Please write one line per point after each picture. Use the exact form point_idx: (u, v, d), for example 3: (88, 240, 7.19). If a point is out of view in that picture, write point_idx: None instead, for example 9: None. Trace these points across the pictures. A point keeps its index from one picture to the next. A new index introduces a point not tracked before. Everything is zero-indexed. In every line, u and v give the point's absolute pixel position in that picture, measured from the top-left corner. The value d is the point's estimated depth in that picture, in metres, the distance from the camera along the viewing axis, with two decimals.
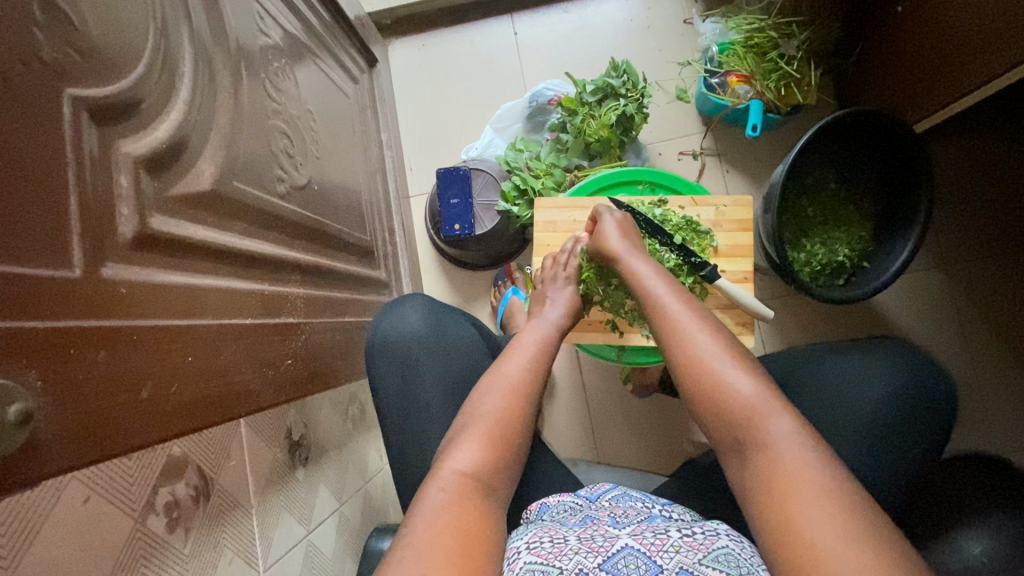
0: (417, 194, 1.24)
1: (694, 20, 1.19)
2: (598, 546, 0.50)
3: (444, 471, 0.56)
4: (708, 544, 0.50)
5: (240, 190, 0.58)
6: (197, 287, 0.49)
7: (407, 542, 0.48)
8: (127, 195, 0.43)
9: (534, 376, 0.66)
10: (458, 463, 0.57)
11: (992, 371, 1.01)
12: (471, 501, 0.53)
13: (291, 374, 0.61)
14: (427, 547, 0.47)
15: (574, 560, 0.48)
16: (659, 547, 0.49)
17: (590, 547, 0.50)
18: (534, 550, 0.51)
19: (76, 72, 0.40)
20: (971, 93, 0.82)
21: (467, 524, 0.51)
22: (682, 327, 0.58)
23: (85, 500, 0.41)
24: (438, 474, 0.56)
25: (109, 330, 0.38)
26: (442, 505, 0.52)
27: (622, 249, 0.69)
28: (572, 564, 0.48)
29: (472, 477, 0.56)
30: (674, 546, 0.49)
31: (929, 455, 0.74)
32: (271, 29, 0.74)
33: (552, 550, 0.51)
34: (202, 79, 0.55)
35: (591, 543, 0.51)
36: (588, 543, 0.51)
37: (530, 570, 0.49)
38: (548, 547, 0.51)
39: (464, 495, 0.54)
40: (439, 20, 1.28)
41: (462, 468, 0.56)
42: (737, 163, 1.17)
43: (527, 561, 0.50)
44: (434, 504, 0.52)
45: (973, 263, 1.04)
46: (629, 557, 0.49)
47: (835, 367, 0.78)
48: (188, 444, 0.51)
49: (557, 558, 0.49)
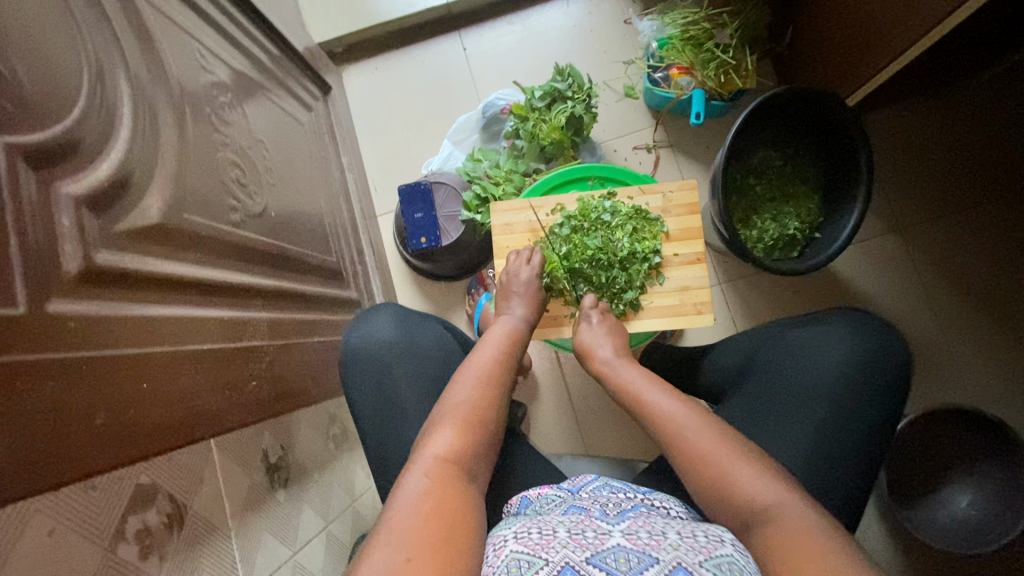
0: (384, 213, 1.26)
1: (633, 20, 1.24)
2: (588, 542, 0.49)
3: (423, 456, 0.57)
4: (710, 548, 0.49)
5: (191, 222, 0.60)
6: (152, 317, 0.50)
7: (388, 527, 0.49)
8: (69, 233, 0.44)
9: (502, 364, 0.69)
10: (437, 448, 0.58)
11: (955, 326, 1.04)
12: (451, 484, 0.55)
13: (255, 396, 0.63)
14: (404, 531, 0.48)
15: (562, 553, 0.47)
16: (655, 545, 0.48)
17: (580, 542, 0.49)
18: (521, 539, 0.51)
19: (9, 121, 0.42)
20: (888, 66, 0.87)
21: (447, 509, 0.52)
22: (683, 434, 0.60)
23: (50, 531, 0.42)
24: (418, 458, 0.57)
25: (62, 362, 0.40)
26: (424, 490, 0.53)
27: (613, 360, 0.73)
28: (560, 557, 0.47)
29: (450, 460, 0.57)
30: (671, 545, 0.49)
31: (895, 417, 0.73)
32: (216, 66, 0.76)
33: (540, 541, 0.50)
34: (143, 120, 0.57)
35: (582, 538, 0.50)
36: (578, 538, 0.50)
37: (516, 558, 0.49)
38: (537, 538, 0.51)
39: (445, 480, 0.55)
40: (389, 43, 1.31)
41: (442, 452, 0.58)
42: (690, 151, 1.21)
43: (514, 549, 0.50)
44: (412, 489, 0.53)
45: (923, 224, 1.07)
46: (620, 552, 0.47)
47: (795, 339, 0.78)
48: (157, 472, 0.52)
49: (544, 549, 0.49)
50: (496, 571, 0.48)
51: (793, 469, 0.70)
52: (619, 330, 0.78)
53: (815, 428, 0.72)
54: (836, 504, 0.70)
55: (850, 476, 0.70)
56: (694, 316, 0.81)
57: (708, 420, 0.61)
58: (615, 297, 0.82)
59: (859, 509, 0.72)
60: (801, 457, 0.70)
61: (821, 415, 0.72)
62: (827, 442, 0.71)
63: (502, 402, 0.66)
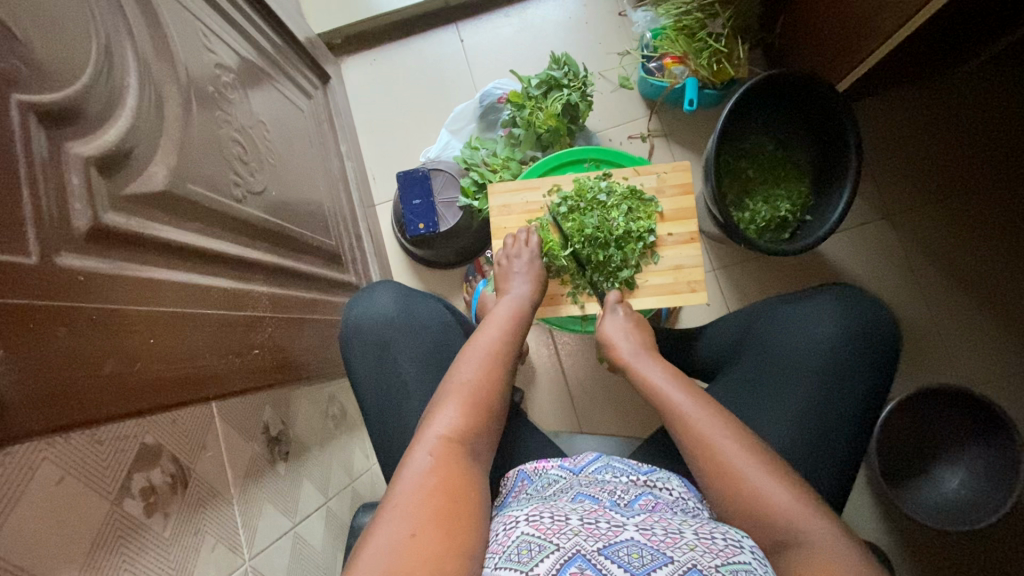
0: (382, 202, 1.28)
1: (627, 12, 1.26)
2: (601, 533, 0.50)
3: (429, 436, 0.58)
4: (727, 552, 0.49)
5: (194, 192, 0.61)
6: (158, 280, 0.51)
7: (395, 502, 0.51)
8: (79, 193, 0.45)
9: (507, 343, 0.71)
10: (440, 427, 0.59)
11: (944, 309, 1.06)
12: (455, 462, 0.56)
13: (257, 365, 0.64)
14: (413, 508, 0.50)
15: (574, 541, 0.48)
16: (669, 544, 0.49)
17: (593, 532, 0.50)
18: (534, 522, 0.52)
19: (22, 81, 0.43)
20: (875, 51, 0.90)
21: (454, 488, 0.53)
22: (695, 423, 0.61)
23: (59, 480, 0.43)
24: (423, 439, 0.58)
25: (70, 310, 0.40)
26: (429, 468, 0.54)
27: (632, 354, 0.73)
28: (571, 544, 0.48)
29: (454, 440, 0.58)
30: (687, 545, 0.49)
31: (882, 389, 0.75)
32: (218, 48, 0.78)
33: (552, 526, 0.51)
34: (148, 91, 0.58)
35: (595, 528, 0.51)
36: (591, 528, 0.51)
37: (527, 541, 0.50)
38: (549, 523, 0.51)
39: (450, 459, 0.56)
40: (388, 35, 1.33)
41: (445, 432, 0.58)
42: (684, 140, 1.23)
43: (526, 531, 0.51)
44: (419, 467, 0.54)
45: (912, 210, 1.09)
46: (633, 547, 0.48)
47: (786, 316, 0.80)
48: (161, 433, 0.53)
49: (556, 535, 0.49)
50: (506, 551, 0.50)
51: (785, 440, 0.72)
52: (643, 326, 0.79)
53: (806, 400, 0.73)
54: (827, 474, 0.71)
55: (841, 446, 0.72)
56: (688, 294, 0.83)
57: (723, 418, 0.61)
58: (611, 276, 0.84)
59: (850, 479, 0.74)
60: (793, 428, 0.72)
61: (811, 387, 0.73)
62: (817, 414, 0.73)
63: (504, 380, 0.67)
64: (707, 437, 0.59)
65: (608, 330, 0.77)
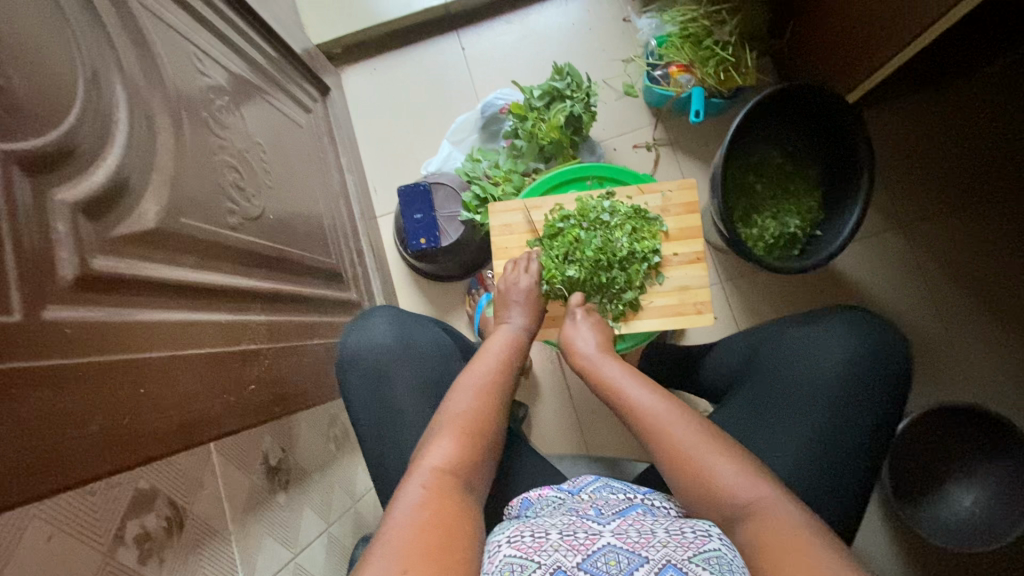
0: (384, 214, 1.27)
1: (632, 18, 1.23)
2: (578, 544, 0.49)
3: (422, 467, 0.57)
4: (698, 542, 0.48)
5: (188, 226, 0.60)
6: (150, 321, 0.50)
7: (384, 539, 0.49)
8: (65, 239, 0.44)
9: (503, 376, 0.69)
10: (435, 459, 0.58)
11: (959, 323, 1.03)
12: (450, 493, 0.55)
13: (254, 399, 0.63)
14: (400, 540, 0.48)
15: (553, 556, 0.48)
16: (643, 544, 0.48)
17: (570, 544, 0.49)
18: (515, 542, 0.51)
19: (2, 128, 0.42)
20: (889, 62, 0.87)
21: (449, 521, 0.51)
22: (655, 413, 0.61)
23: (49, 538, 0.42)
24: (416, 470, 0.57)
25: (54, 369, 0.39)
26: (420, 500, 0.53)
27: (594, 353, 0.73)
28: (552, 560, 0.48)
29: (448, 472, 0.57)
30: (660, 543, 0.48)
31: (895, 417, 0.73)
32: (212, 70, 0.76)
33: (532, 544, 0.50)
34: (139, 125, 0.57)
35: (574, 540, 0.50)
36: (570, 541, 0.50)
37: (509, 563, 0.49)
38: (530, 541, 0.51)
39: (445, 490, 0.55)
40: (388, 44, 1.31)
41: (439, 463, 0.57)
42: (690, 150, 1.20)
43: (507, 553, 0.50)
44: (408, 499, 0.53)
45: (928, 221, 1.06)
46: (610, 554, 0.47)
47: (794, 339, 0.77)
48: (156, 476, 0.52)
49: (536, 551, 0.49)
50: None
51: (792, 470, 0.70)
52: (606, 327, 0.78)
53: (818, 430, 0.71)
54: (838, 503, 0.70)
55: (849, 475, 0.70)
56: (694, 316, 0.81)
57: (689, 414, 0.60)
58: (613, 298, 0.82)
59: (860, 509, 0.72)
60: (801, 456, 0.70)
61: (823, 417, 0.71)
62: (829, 444, 0.70)
63: (501, 411, 0.66)
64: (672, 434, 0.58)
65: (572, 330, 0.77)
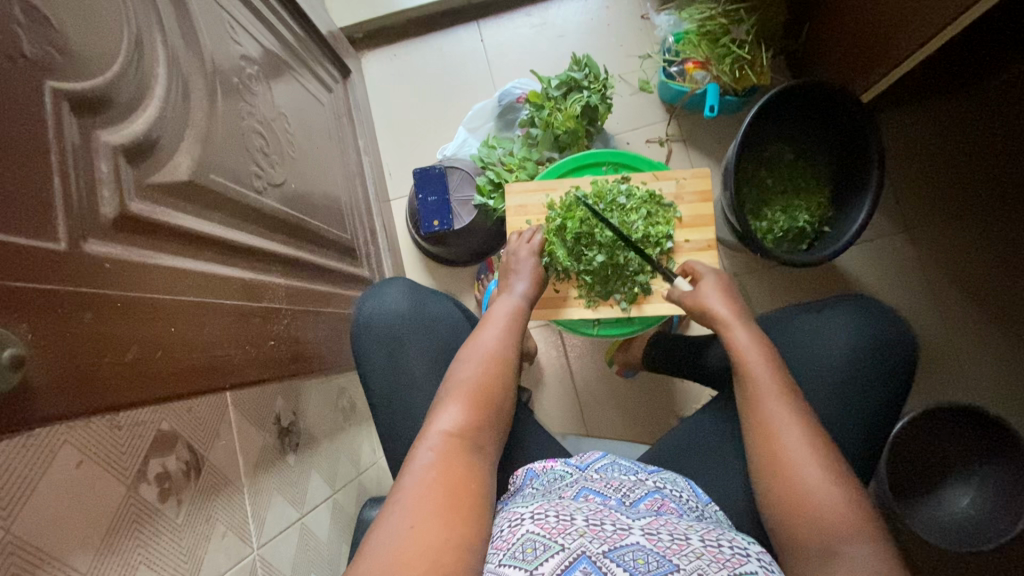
0: (397, 198, 1.28)
1: (650, 15, 1.25)
2: (607, 535, 0.50)
3: (431, 432, 0.58)
4: (735, 563, 0.49)
5: (217, 182, 0.62)
6: (179, 268, 0.52)
7: (400, 497, 0.51)
8: (107, 180, 0.46)
9: (506, 342, 0.69)
10: (444, 424, 0.59)
11: (962, 327, 1.05)
12: (458, 459, 0.56)
13: (272, 356, 0.64)
14: (414, 501, 0.50)
15: (578, 542, 0.49)
16: (676, 551, 0.49)
17: (598, 533, 0.50)
18: (539, 520, 0.52)
19: (55, 68, 0.43)
20: (901, 65, 0.88)
21: (455, 483, 0.53)
22: (780, 430, 0.58)
23: (78, 464, 0.43)
24: (425, 435, 0.58)
25: (94, 296, 0.41)
26: (430, 463, 0.54)
27: (727, 313, 0.67)
28: (577, 545, 0.48)
29: (455, 436, 0.58)
30: (694, 554, 0.49)
31: (898, 403, 0.74)
32: (244, 39, 0.78)
33: (557, 525, 0.51)
34: (176, 81, 0.58)
35: (600, 530, 0.51)
36: (597, 529, 0.51)
37: (531, 539, 0.50)
38: (554, 522, 0.52)
39: (452, 455, 0.56)
40: (409, 31, 1.33)
41: (448, 428, 0.58)
42: (702, 146, 1.22)
43: (530, 530, 0.51)
44: (422, 464, 0.54)
45: (932, 225, 1.08)
46: (639, 552, 0.48)
47: (803, 325, 0.79)
48: (177, 420, 0.54)
49: (561, 534, 0.50)
50: (511, 549, 0.50)
51: None
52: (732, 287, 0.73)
53: (821, 415, 0.73)
54: None
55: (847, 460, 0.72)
56: None
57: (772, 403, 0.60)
58: (627, 280, 0.84)
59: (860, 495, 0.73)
60: None
61: (826, 402, 0.73)
62: (832, 427, 0.72)
63: (512, 381, 0.67)
64: (781, 438, 0.57)
65: (703, 290, 0.71)
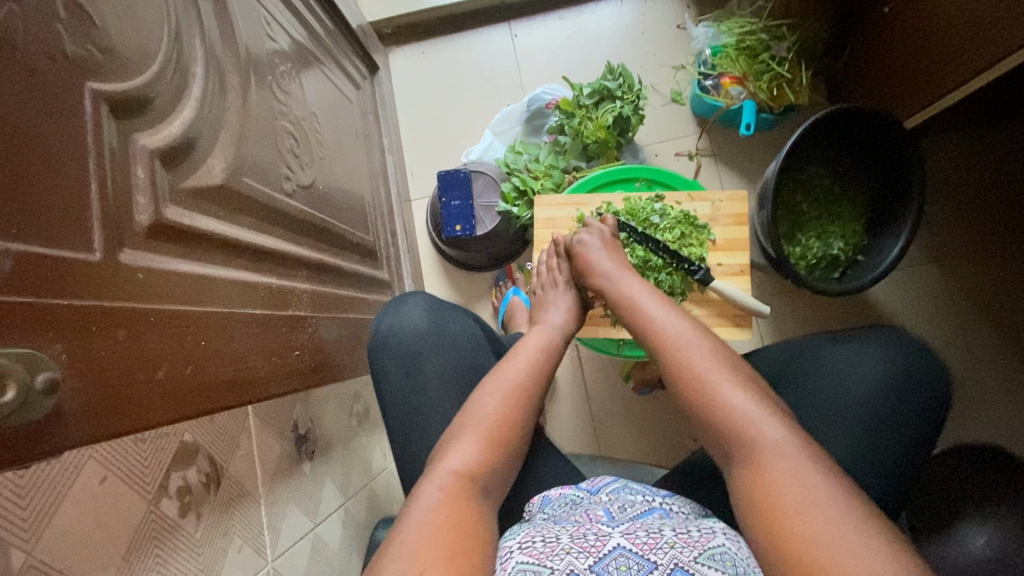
0: (418, 198, 1.27)
1: (687, 25, 1.22)
2: (590, 545, 0.48)
3: (441, 470, 0.56)
4: (704, 541, 0.48)
5: (249, 186, 0.60)
6: (209, 277, 0.50)
7: (401, 538, 0.47)
8: (143, 186, 0.44)
9: (536, 383, 0.67)
10: (454, 463, 0.57)
11: (990, 362, 1.02)
12: (466, 499, 0.53)
13: (297, 365, 0.63)
14: (417, 544, 0.46)
15: (565, 561, 0.46)
16: (652, 545, 0.48)
17: (582, 546, 0.48)
18: (525, 549, 0.49)
19: (95, 68, 0.42)
20: (949, 94, 0.85)
21: (465, 525, 0.49)
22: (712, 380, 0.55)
23: (101, 480, 0.42)
24: (434, 474, 0.55)
25: (129, 313, 0.39)
26: (436, 503, 0.51)
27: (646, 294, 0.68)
28: (564, 565, 0.46)
29: (466, 476, 0.56)
30: (668, 544, 0.48)
31: (929, 440, 0.72)
32: (278, 35, 0.76)
33: (544, 549, 0.48)
34: (213, 80, 0.57)
35: (584, 542, 0.49)
36: (581, 543, 0.49)
37: (522, 570, 0.47)
38: (541, 546, 0.49)
39: (461, 495, 0.53)
40: (438, 29, 1.31)
41: (459, 468, 0.56)
42: (732, 162, 1.20)
43: (519, 560, 0.48)
44: (427, 503, 0.51)
45: (966, 257, 1.05)
46: (621, 558, 0.47)
47: (833, 357, 0.76)
48: (199, 431, 0.53)
49: (548, 557, 0.47)
50: None
51: None
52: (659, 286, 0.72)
53: (850, 451, 0.71)
54: None
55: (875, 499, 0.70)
56: (731, 330, 0.80)
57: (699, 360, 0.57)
58: None
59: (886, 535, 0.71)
60: None
61: (856, 438, 0.71)
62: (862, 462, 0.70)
63: (530, 412, 0.66)
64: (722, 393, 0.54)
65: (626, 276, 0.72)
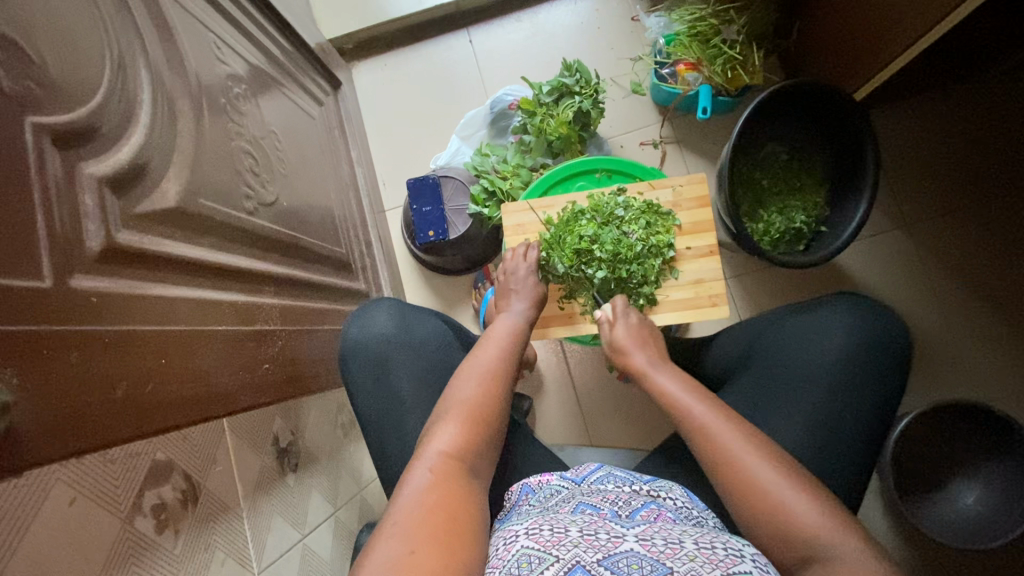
0: (392, 208, 1.28)
1: (640, 17, 1.25)
2: (600, 544, 0.49)
3: (429, 452, 0.57)
4: (728, 563, 0.47)
5: (207, 207, 0.61)
6: (168, 298, 0.51)
7: (394, 520, 0.50)
8: (92, 213, 0.46)
9: (505, 363, 0.69)
10: (441, 444, 0.58)
11: (963, 321, 1.04)
12: (455, 480, 0.55)
13: (267, 378, 0.64)
14: (410, 525, 0.49)
15: (573, 552, 0.47)
16: (669, 554, 0.47)
17: (592, 542, 0.49)
18: (534, 535, 0.51)
19: (36, 103, 0.43)
20: (896, 61, 0.87)
21: (452, 504, 0.52)
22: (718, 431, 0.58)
23: (71, 502, 0.44)
24: (423, 454, 0.57)
25: (81, 335, 0.40)
26: (426, 485, 0.53)
27: (644, 363, 0.70)
28: (571, 555, 0.47)
29: (454, 457, 0.57)
30: (687, 556, 0.47)
31: (893, 403, 0.73)
32: (231, 59, 0.78)
33: (552, 538, 0.50)
34: (161, 106, 0.58)
35: (594, 539, 0.49)
36: (590, 539, 0.49)
37: (527, 554, 0.49)
38: (549, 535, 0.51)
39: (450, 475, 0.55)
40: (398, 40, 1.33)
41: (445, 448, 0.58)
42: (696, 147, 1.22)
43: (526, 544, 0.50)
44: (418, 484, 0.53)
45: (931, 220, 1.07)
46: (633, 558, 0.47)
47: (794, 326, 0.78)
48: (172, 449, 0.54)
49: (555, 546, 0.49)
50: (506, 565, 0.49)
51: (793, 445, 0.70)
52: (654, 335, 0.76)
53: (818, 415, 0.72)
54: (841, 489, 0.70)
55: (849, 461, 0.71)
56: (708, 309, 0.82)
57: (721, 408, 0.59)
58: (631, 293, 0.83)
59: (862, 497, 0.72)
60: (801, 444, 0.70)
61: (822, 402, 0.72)
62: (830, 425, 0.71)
63: (506, 396, 0.66)
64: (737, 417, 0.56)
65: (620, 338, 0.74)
